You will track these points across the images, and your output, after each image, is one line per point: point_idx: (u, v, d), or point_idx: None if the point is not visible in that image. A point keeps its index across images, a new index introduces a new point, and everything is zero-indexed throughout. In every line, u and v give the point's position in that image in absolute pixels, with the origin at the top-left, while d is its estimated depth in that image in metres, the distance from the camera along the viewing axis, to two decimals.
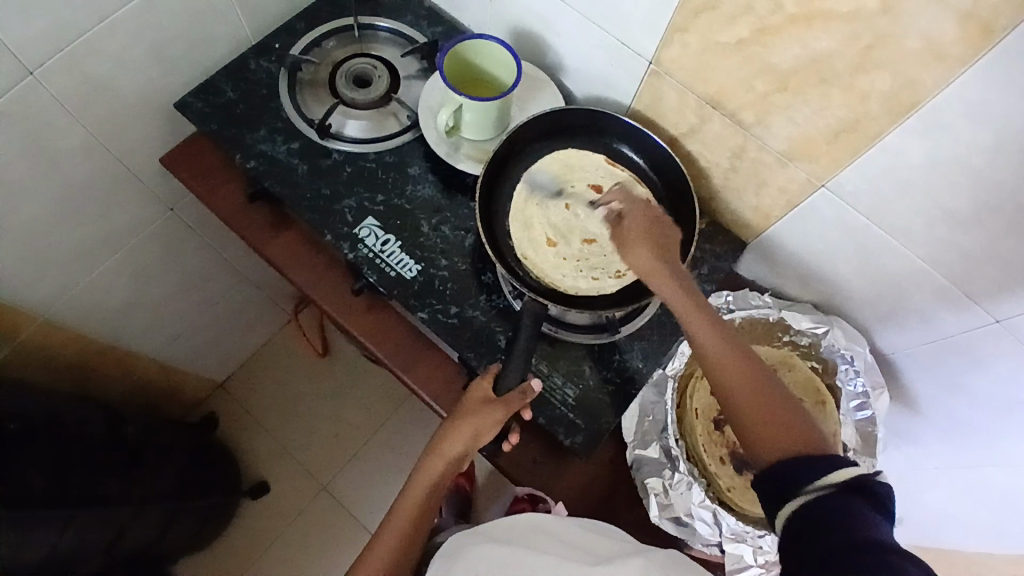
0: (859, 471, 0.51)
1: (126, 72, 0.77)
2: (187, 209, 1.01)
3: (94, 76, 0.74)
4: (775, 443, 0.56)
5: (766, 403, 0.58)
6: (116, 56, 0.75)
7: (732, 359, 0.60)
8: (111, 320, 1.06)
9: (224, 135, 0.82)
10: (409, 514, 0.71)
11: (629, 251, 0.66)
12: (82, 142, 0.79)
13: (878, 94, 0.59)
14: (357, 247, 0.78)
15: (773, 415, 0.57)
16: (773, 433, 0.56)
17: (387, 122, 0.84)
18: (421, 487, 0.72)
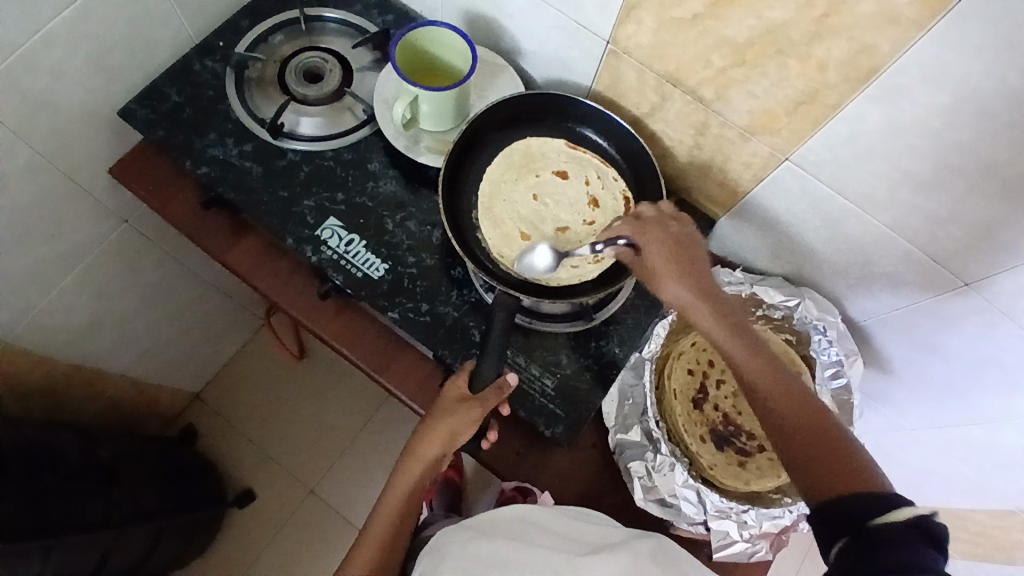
0: (915, 511, 0.44)
1: (60, 82, 0.73)
2: (143, 220, 0.98)
3: (26, 88, 0.70)
4: (820, 478, 0.49)
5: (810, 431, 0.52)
6: (47, 65, 0.71)
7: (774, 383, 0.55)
8: (74, 339, 1.02)
9: (172, 141, 0.79)
10: (391, 517, 0.70)
11: (663, 285, 0.62)
12: (21, 158, 0.75)
13: (835, 62, 0.58)
14: (320, 249, 0.76)
15: (820, 442, 0.51)
16: (817, 470, 0.50)
17: (342, 118, 0.81)
18: (401, 489, 0.71)
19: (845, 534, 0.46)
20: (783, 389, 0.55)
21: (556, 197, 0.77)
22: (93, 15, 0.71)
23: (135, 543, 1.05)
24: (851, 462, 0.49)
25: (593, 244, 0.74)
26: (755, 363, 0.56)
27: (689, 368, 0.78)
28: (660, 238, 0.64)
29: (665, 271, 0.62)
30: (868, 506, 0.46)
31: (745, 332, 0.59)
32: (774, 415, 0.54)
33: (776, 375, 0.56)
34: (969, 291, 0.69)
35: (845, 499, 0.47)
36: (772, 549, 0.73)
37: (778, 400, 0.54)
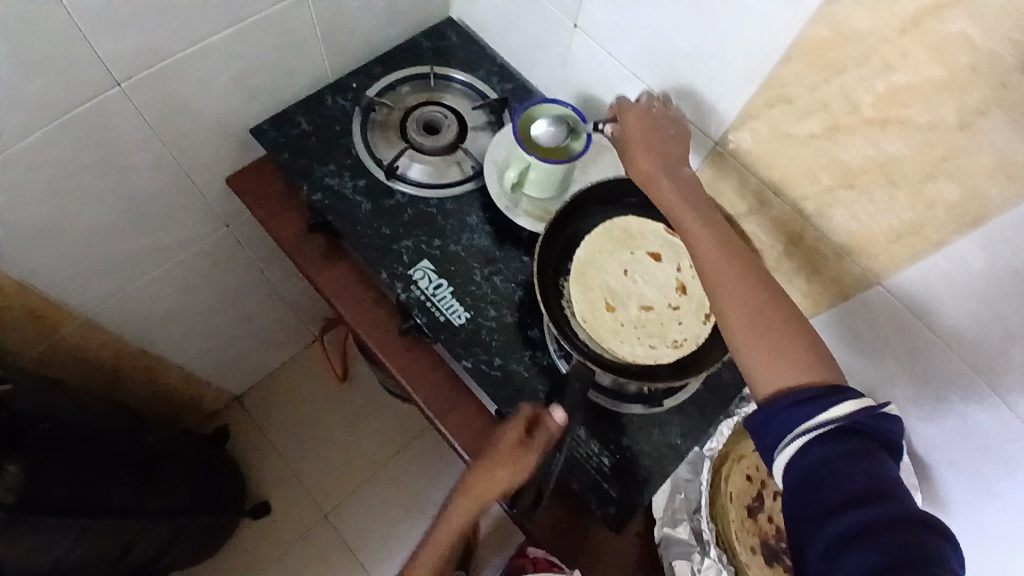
0: (868, 404, 0.50)
1: (209, 95, 0.80)
2: (241, 227, 1.03)
3: (178, 95, 0.77)
4: (773, 365, 0.55)
5: (763, 321, 0.56)
6: (202, 80, 0.78)
7: (735, 282, 0.59)
8: (147, 328, 1.07)
9: (294, 165, 0.85)
10: (444, 536, 0.79)
11: (642, 162, 0.68)
12: (156, 155, 0.82)
13: (944, 203, 0.59)
14: (410, 288, 0.79)
15: (771, 334, 0.56)
16: (777, 358, 0.55)
17: (450, 170, 0.86)
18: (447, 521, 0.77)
19: (790, 433, 0.51)
20: (758, 290, 0.58)
21: (646, 276, 0.79)
22: (251, 43, 0.78)
23: (155, 538, 1.05)
24: (814, 359, 0.54)
25: (674, 329, 0.76)
26: (732, 266, 0.60)
27: (748, 473, 0.77)
28: (651, 135, 0.69)
29: (646, 154, 0.68)
30: (813, 411, 0.50)
31: (726, 235, 0.62)
32: (741, 310, 0.58)
33: (750, 275, 0.59)
34: None
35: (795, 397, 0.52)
36: None
37: (752, 298, 0.58)
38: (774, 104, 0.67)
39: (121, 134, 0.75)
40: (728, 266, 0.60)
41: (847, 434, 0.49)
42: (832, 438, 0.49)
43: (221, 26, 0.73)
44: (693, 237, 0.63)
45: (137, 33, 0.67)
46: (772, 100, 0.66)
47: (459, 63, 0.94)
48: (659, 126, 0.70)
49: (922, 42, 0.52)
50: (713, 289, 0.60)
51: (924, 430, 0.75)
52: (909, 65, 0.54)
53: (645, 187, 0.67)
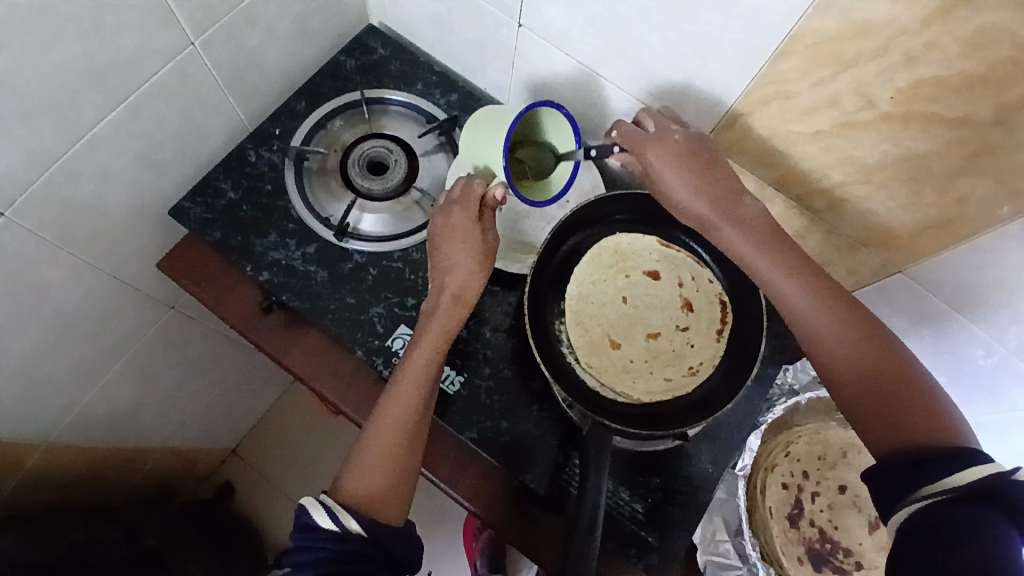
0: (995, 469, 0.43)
1: (114, 189, 0.68)
2: (189, 303, 0.93)
3: (77, 200, 0.65)
4: (888, 426, 0.50)
5: (872, 377, 0.52)
6: (102, 176, 0.66)
7: (835, 332, 0.54)
8: (116, 426, 0.98)
9: (230, 243, 0.74)
10: (392, 436, 0.59)
11: (688, 197, 0.60)
12: (72, 267, 0.70)
13: (977, 197, 0.53)
14: (392, 362, 0.71)
15: (881, 391, 0.51)
16: (890, 422, 0.50)
17: (409, 214, 0.75)
18: (406, 408, 0.60)
19: (905, 494, 0.45)
20: (861, 341, 0.53)
21: (647, 299, 0.71)
22: (147, 118, 0.66)
23: None
24: (938, 417, 0.49)
25: (687, 354, 0.70)
26: (840, 320, 0.54)
27: (784, 481, 0.74)
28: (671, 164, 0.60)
29: (693, 188, 0.60)
30: (929, 472, 0.45)
31: (828, 284, 0.56)
32: (849, 369, 0.53)
33: (860, 329, 0.54)
34: None
35: (921, 458, 0.47)
36: None
37: (862, 354, 0.53)
38: (770, 101, 0.58)
39: (23, 260, 0.64)
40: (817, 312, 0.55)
41: (955, 505, 0.43)
42: (935, 508, 0.43)
43: (115, 111, 0.62)
44: (776, 286, 0.57)
45: (18, 146, 0.55)
46: (769, 97, 0.58)
47: (393, 80, 0.82)
48: (688, 151, 0.60)
49: (956, 35, 0.44)
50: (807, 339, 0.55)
51: None
52: (937, 57, 0.46)
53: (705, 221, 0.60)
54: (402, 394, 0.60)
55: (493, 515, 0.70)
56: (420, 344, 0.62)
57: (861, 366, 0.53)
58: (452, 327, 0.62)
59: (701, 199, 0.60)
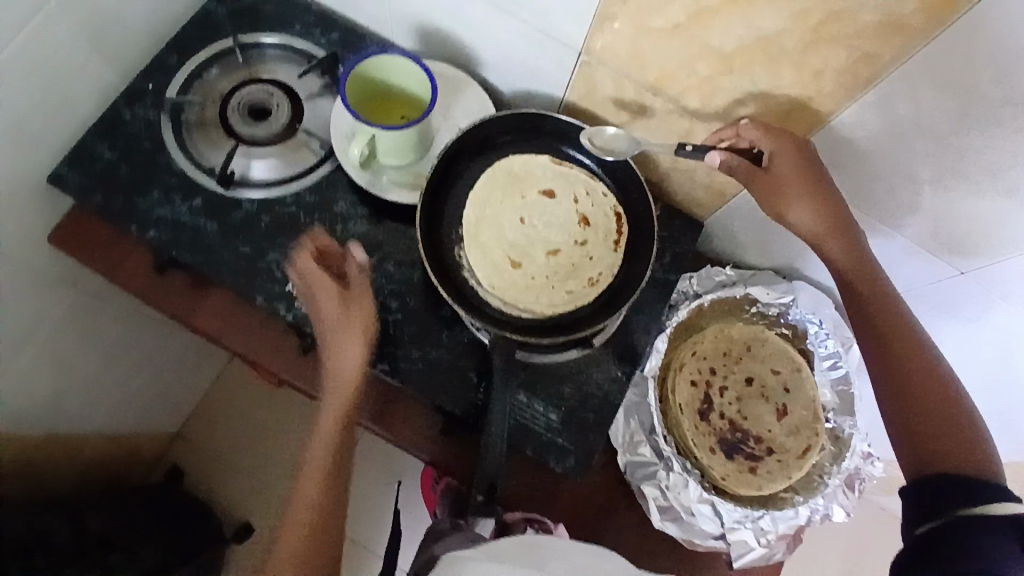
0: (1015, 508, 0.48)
1: None
2: (91, 280, 0.89)
3: None
4: (929, 448, 0.55)
5: (929, 399, 0.57)
6: None
7: (907, 352, 0.59)
8: (40, 414, 0.94)
9: (112, 206, 0.71)
10: (317, 491, 0.65)
11: (798, 207, 0.63)
12: None
13: (831, 69, 0.55)
14: (296, 305, 0.71)
15: (933, 414, 0.56)
16: (932, 444, 0.55)
17: (299, 154, 0.74)
18: (324, 450, 0.65)
19: (950, 506, 0.50)
20: (930, 372, 0.58)
21: (545, 218, 0.73)
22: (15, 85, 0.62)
23: None
24: (976, 454, 0.53)
25: (587, 267, 0.72)
26: (920, 347, 0.59)
27: (692, 379, 0.78)
28: (802, 176, 0.61)
29: (804, 204, 0.62)
30: (971, 495, 0.50)
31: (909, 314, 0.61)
32: (901, 386, 0.58)
33: (924, 358, 0.59)
34: (968, 277, 0.69)
35: (952, 478, 0.52)
36: (790, 550, 0.75)
37: (919, 381, 0.58)
38: None
39: None
40: (898, 329, 0.60)
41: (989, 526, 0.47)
42: (966, 525, 0.48)
43: None
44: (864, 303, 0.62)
45: None
46: None
47: (267, 22, 0.79)
48: (819, 170, 0.61)
49: None
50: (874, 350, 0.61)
51: None
52: None
53: (809, 236, 0.63)
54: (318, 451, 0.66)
55: (422, 446, 0.74)
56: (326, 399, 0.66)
57: (919, 387, 0.57)
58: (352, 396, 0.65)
59: (814, 216, 0.62)
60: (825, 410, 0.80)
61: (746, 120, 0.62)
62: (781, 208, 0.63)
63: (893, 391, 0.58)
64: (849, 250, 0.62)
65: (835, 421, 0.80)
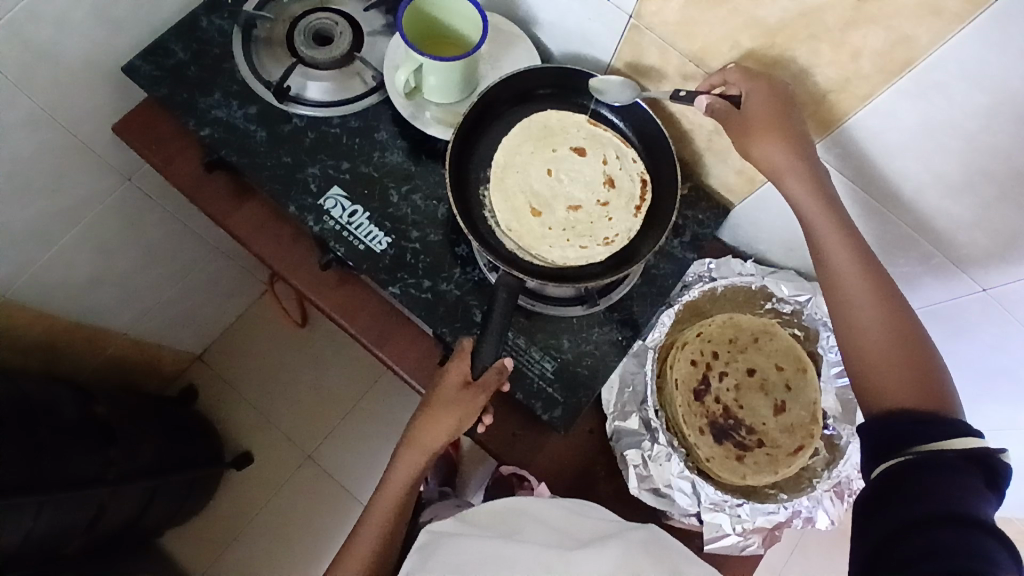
0: (977, 442, 0.49)
1: (73, 37, 0.72)
2: (146, 176, 0.96)
3: (37, 41, 0.69)
4: (892, 391, 0.56)
5: (891, 342, 0.58)
6: (61, 19, 0.70)
7: (867, 297, 0.60)
8: (76, 295, 1.02)
9: (176, 100, 0.78)
10: (384, 520, 0.68)
11: (764, 144, 0.62)
12: (28, 113, 0.75)
13: (869, 51, 0.55)
14: (323, 219, 0.75)
15: (895, 357, 0.58)
16: (896, 386, 0.56)
17: (351, 82, 0.79)
18: (393, 494, 0.69)
19: (908, 445, 0.51)
20: (889, 314, 0.59)
21: (571, 174, 0.76)
22: None
23: (127, 502, 1.00)
24: (933, 391, 0.55)
25: (604, 226, 0.74)
26: (881, 291, 0.60)
27: (693, 358, 0.77)
28: (771, 114, 0.61)
29: (775, 143, 0.62)
30: (930, 432, 0.51)
31: (867, 255, 0.62)
32: (864, 335, 0.60)
33: (883, 302, 0.60)
34: (988, 297, 0.66)
35: (912, 417, 0.53)
36: (766, 544, 0.74)
37: (879, 325, 0.59)
38: None
39: None
40: (859, 273, 0.61)
41: (946, 461, 0.48)
42: (923, 463, 0.49)
43: None
44: (828, 250, 0.62)
45: None
46: None
47: None
48: (788, 107, 0.62)
49: None
50: (836, 295, 0.62)
51: None
52: None
53: (772, 175, 0.64)
54: (388, 487, 0.69)
55: (427, 383, 0.76)
56: (402, 461, 0.69)
57: (881, 332, 0.59)
58: (427, 456, 0.69)
59: (787, 159, 0.62)
60: (824, 416, 0.77)
61: (733, 65, 0.64)
62: (750, 147, 0.64)
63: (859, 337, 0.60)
64: (818, 197, 0.62)
65: (833, 428, 0.77)
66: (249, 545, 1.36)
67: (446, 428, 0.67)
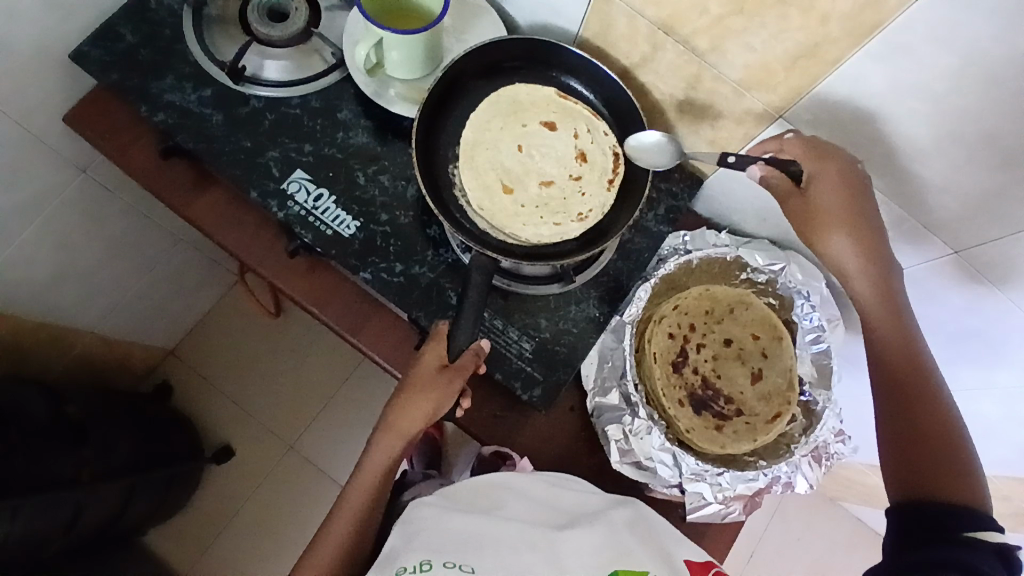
0: (1001, 538, 0.50)
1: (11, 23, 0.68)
2: (103, 167, 0.91)
3: None
4: (921, 474, 0.56)
5: (927, 426, 0.58)
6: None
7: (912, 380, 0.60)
8: (38, 295, 0.98)
9: (126, 86, 0.74)
10: (361, 505, 0.67)
11: (834, 236, 0.63)
12: None
13: (838, 13, 0.54)
14: (287, 205, 0.72)
15: (930, 440, 0.57)
16: (926, 470, 0.56)
17: (310, 61, 0.76)
18: (370, 479, 0.68)
19: (948, 523, 0.52)
20: (929, 399, 0.59)
21: (543, 149, 0.75)
22: None
23: (106, 504, 0.98)
24: (962, 483, 0.54)
25: (578, 202, 0.73)
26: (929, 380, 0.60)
27: (670, 331, 0.77)
28: (841, 205, 0.62)
29: (839, 235, 0.63)
30: (961, 519, 0.51)
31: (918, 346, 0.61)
32: (897, 418, 0.59)
33: (926, 388, 0.59)
34: (959, 258, 0.66)
35: (942, 506, 0.53)
36: (745, 511, 0.75)
37: (916, 412, 0.59)
38: None
39: None
40: (907, 358, 0.61)
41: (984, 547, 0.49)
42: (964, 543, 0.50)
43: None
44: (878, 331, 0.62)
45: None
46: None
47: None
48: (856, 184, 0.62)
49: None
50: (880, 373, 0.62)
51: None
52: None
53: (834, 266, 0.65)
54: (366, 472, 0.68)
55: (404, 368, 0.75)
56: (379, 446, 0.68)
57: (918, 413, 0.59)
58: (405, 441, 0.68)
59: (851, 251, 0.63)
60: (801, 383, 0.78)
61: (792, 134, 0.65)
62: (813, 237, 0.65)
63: (895, 416, 0.59)
64: (875, 285, 0.63)
65: (809, 394, 0.77)
66: (234, 538, 1.34)
67: (422, 412, 0.66)
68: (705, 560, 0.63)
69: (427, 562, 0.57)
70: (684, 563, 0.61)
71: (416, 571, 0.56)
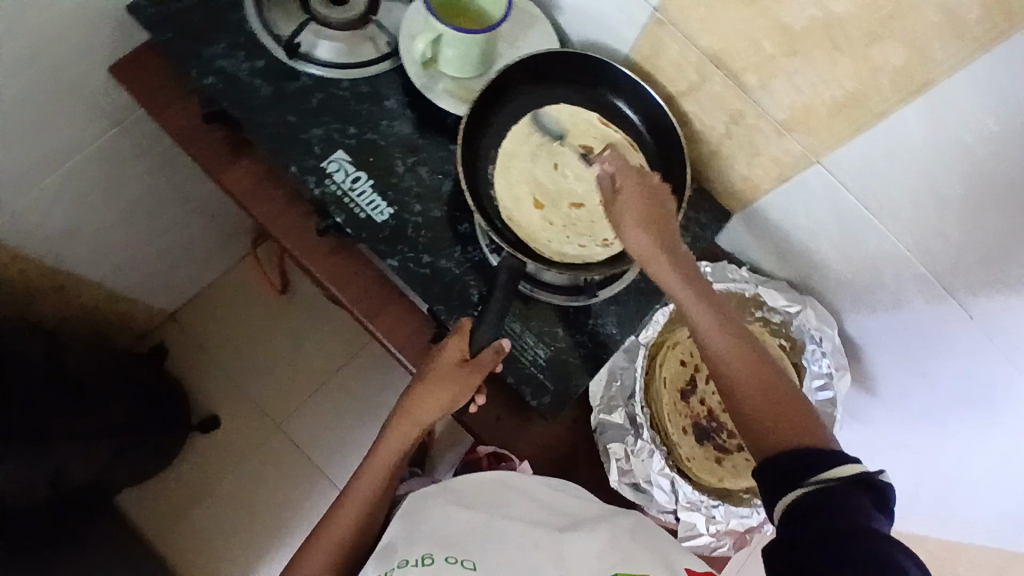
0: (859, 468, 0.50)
1: None
2: (137, 125, 0.92)
3: None
4: (773, 437, 0.55)
5: (768, 392, 0.57)
6: None
7: (737, 353, 0.59)
8: (52, 242, 0.98)
9: (179, 46, 0.75)
10: (364, 499, 0.66)
11: (633, 235, 0.64)
12: (29, 47, 0.71)
13: (889, 68, 0.56)
14: (324, 183, 0.73)
15: (772, 404, 0.57)
16: (780, 433, 0.55)
17: (363, 47, 0.77)
18: (375, 473, 0.67)
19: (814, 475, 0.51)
20: (756, 366, 0.59)
21: (576, 171, 0.75)
22: None
23: (89, 458, 0.97)
24: (806, 429, 0.55)
25: (605, 228, 0.74)
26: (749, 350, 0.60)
27: (682, 358, 0.78)
28: (658, 216, 0.64)
29: (643, 238, 0.63)
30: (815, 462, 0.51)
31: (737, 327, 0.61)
32: (734, 390, 0.58)
33: (748, 360, 0.59)
34: (973, 325, 0.67)
35: (803, 456, 0.52)
36: (736, 546, 0.75)
37: (750, 382, 0.58)
38: None
39: None
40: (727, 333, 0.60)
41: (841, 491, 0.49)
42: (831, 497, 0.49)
43: None
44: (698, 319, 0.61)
45: None
46: None
47: None
48: (657, 208, 0.65)
49: None
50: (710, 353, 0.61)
51: (846, 293, 0.79)
52: None
53: (643, 263, 0.65)
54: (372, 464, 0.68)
55: (416, 360, 0.75)
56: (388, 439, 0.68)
57: (750, 380, 0.58)
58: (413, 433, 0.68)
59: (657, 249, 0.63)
60: None
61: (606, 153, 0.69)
62: (628, 242, 0.65)
63: (738, 385, 0.58)
64: (690, 282, 0.63)
65: None
66: (210, 513, 1.33)
67: (437, 405, 0.66)
68: (709, 571, 0.59)
69: (430, 556, 0.57)
70: (687, 569, 0.58)
71: (420, 565, 0.56)
